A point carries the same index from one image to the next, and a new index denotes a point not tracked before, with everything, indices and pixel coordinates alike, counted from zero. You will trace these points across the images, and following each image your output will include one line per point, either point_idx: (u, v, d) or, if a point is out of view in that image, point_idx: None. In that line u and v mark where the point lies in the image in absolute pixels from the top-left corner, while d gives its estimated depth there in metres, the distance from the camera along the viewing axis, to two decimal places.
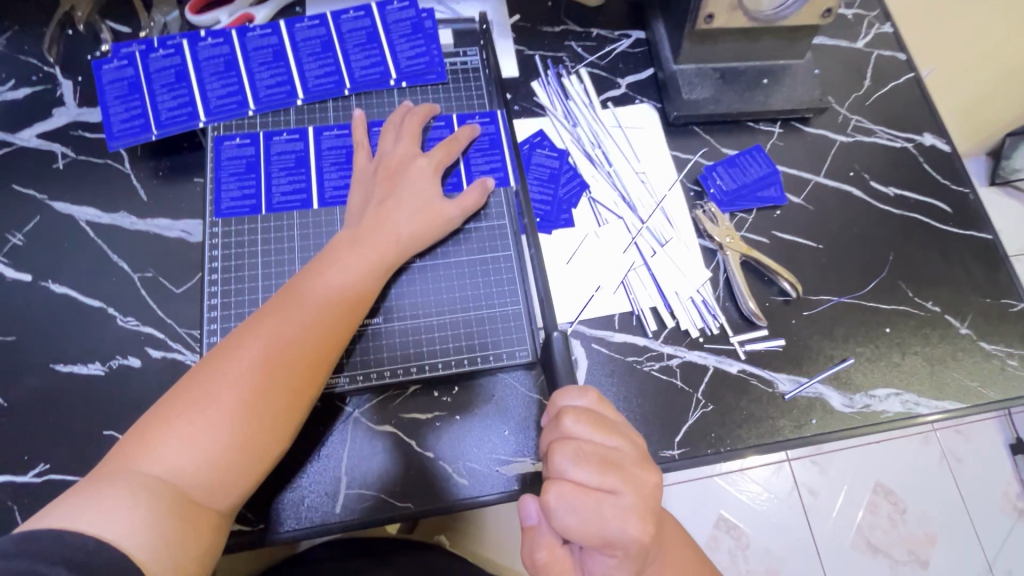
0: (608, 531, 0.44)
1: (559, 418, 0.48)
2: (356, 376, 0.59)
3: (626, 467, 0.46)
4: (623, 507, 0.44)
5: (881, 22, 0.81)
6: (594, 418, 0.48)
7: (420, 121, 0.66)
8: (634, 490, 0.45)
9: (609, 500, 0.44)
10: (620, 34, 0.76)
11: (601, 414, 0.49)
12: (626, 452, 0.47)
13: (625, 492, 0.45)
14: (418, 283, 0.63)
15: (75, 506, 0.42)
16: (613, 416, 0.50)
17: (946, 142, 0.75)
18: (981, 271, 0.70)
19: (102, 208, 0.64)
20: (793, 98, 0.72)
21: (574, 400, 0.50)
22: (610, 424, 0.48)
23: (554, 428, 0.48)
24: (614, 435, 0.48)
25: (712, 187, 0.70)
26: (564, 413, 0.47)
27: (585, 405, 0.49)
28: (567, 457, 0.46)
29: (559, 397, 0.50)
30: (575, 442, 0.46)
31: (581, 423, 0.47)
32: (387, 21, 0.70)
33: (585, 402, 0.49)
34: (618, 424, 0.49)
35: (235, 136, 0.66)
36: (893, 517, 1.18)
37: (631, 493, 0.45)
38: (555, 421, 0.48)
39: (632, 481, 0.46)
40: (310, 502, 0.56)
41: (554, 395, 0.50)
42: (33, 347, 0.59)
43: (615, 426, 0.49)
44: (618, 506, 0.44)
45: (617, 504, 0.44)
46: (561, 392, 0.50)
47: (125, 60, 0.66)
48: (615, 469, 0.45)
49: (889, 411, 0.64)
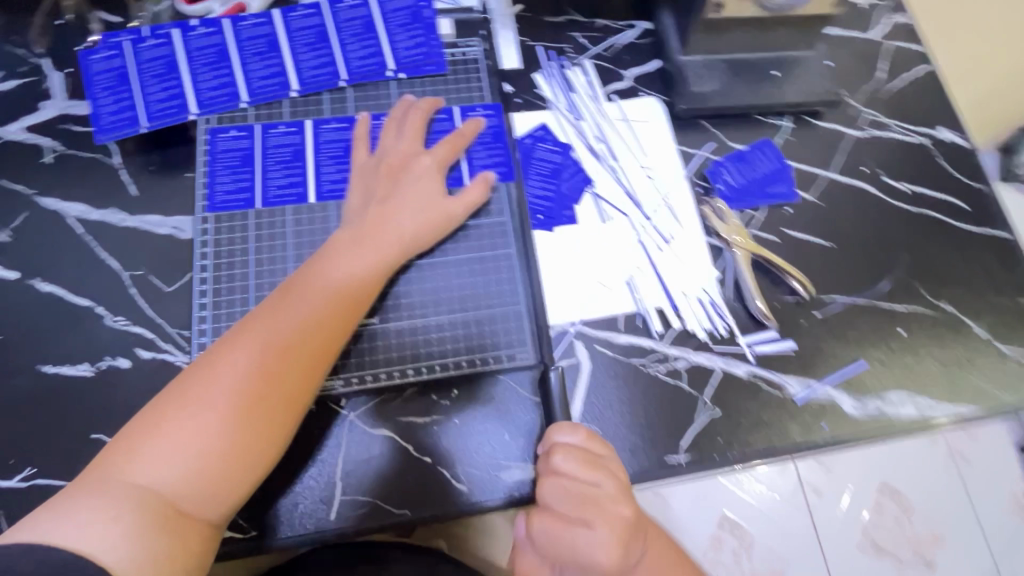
0: (580, 559, 0.49)
1: (548, 454, 0.52)
2: (351, 378, 0.57)
3: (603, 502, 0.50)
4: (596, 539, 0.49)
5: (895, 12, 0.78)
6: (582, 455, 0.51)
7: (424, 116, 0.64)
8: (607, 525, 0.49)
9: (583, 532, 0.49)
10: (625, 25, 0.74)
11: (591, 449, 0.52)
12: (608, 488, 0.50)
13: (598, 526, 0.49)
14: (418, 282, 0.61)
15: (57, 518, 0.40)
16: (604, 449, 0.52)
17: (963, 136, 0.73)
18: (999, 270, 0.68)
19: (91, 204, 0.62)
20: (804, 91, 0.70)
21: (567, 435, 0.52)
22: (598, 460, 0.51)
23: (544, 461, 0.52)
24: (599, 473, 0.51)
25: (720, 183, 0.68)
26: (553, 450, 0.51)
27: (577, 441, 0.52)
28: (550, 491, 0.51)
29: (554, 429, 0.53)
30: (560, 478, 0.51)
31: (568, 461, 0.51)
32: (385, 10, 0.68)
33: (577, 438, 0.52)
34: (607, 459, 0.52)
35: (230, 129, 0.64)
36: (899, 518, 1.16)
37: (605, 527, 0.49)
38: (546, 454, 0.52)
39: (607, 517, 0.50)
40: (304, 508, 0.54)
41: (549, 427, 0.53)
42: (20, 348, 0.57)
43: (602, 462, 0.51)
44: (591, 538, 0.49)
45: (590, 536, 0.49)
46: (555, 425, 0.53)
47: (114, 50, 0.64)
48: (591, 505, 0.50)
49: (904, 415, 0.61)
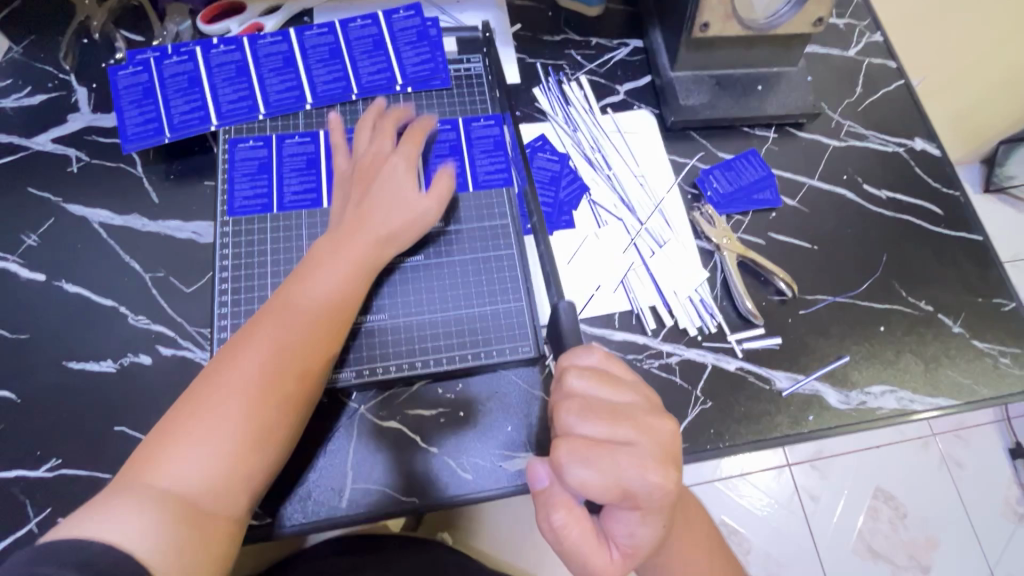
0: (629, 483, 0.42)
1: (562, 377, 0.47)
2: (362, 371, 0.60)
3: (638, 416, 0.45)
4: (641, 456, 0.43)
5: (872, 31, 0.83)
6: (600, 375, 0.47)
7: (394, 123, 0.66)
8: (648, 438, 0.44)
9: (624, 450, 0.43)
10: (618, 43, 0.78)
11: (609, 370, 0.48)
12: (638, 405, 0.46)
13: (640, 441, 0.43)
14: (421, 282, 0.64)
15: (84, 519, 0.43)
16: (621, 371, 0.49)
17: (937, 146, 0.77)
18: (973, 271, 0.72)
19: (115, 211, 0.66)
20: (787, 104, 0.74)
21: (581, 357, 0.49)
22: (618, 378, 0.47)
23: (559, 389, 0.47)
24: (622, 389, 0.46)
25: (709, 190, 0.71)
26: (567, 371, 0.47)
27: (593, 362, 0.48)
28: (573, 413, 0.45)
29: (565, 356, 0.49)
30: (580, 398, 0.46)
31: (585, 379, 0.46)
32: (393, 29, 0.72)
33: (594, 359, 0.48)
34: (628, 379, 0.48)
35: (248, 139, 0.67)
36: (894, 522, 1.19)
37: (647, 442, 0.44)
38: (559, 381, 0.48)
39: (645, 429, 0.44)
40: (317, 497, 0.57)
41: (560, 355, 0.50)
42: (46, 345, 0.60)
43: (624, 382, 0.47)
44: (636, 455, 0.43)
45: (634, 454, 0.43)
46: (569, 351, 0.49)
47: (140, 66, 0.68)
48: (627, 418, 0.44)
49: (885, 407, 0.65)
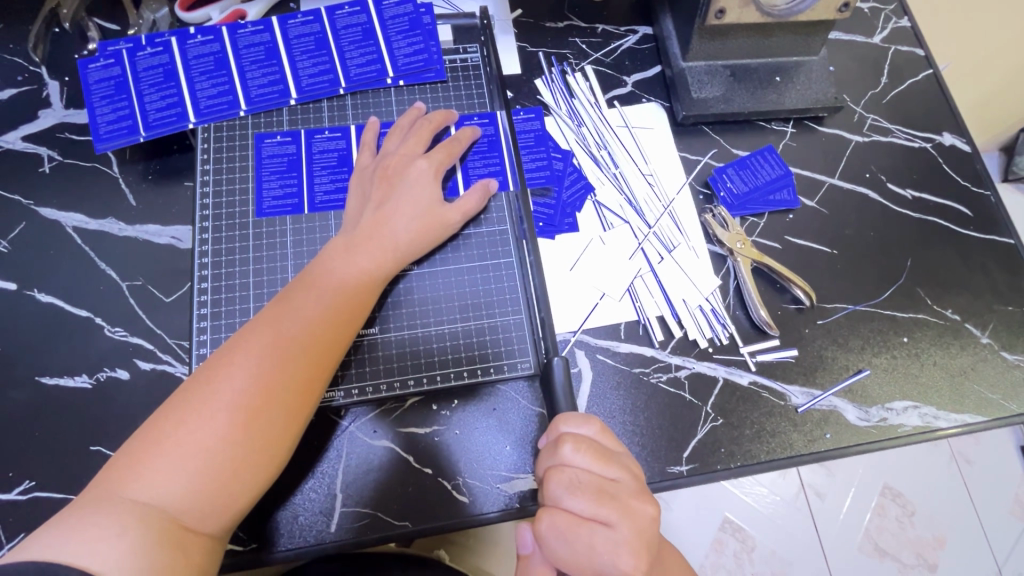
0: (601, 567, 0.42)
1: (557, 444, 0.46)
2: (351, 390, 0.57)
3: (623, 498, 0.44)
4: (616, 542, 0.42)
5: (898, 16, 0.78)
6: (594, 446, 0.45)
7: (433, 127, 0.63)
8: (628, 525, 0.43)
9: (602, 532, 0.43)
10: (627, 30, 0.73)
11: (604, 444, 0.47)
12: (626, 484, 0.45)
13: (620, 526, 0.43)
14: (417, 291, 0.60)
15: (59, 536, 0.40)
16: (616, 445, 0.47)
17: (966, 142, 0.72)
18: (1003, 277, 0.67)
19: (90, 214, 0.62)
20: (807, 97, 0.69)
21: (577, 427, 0.47)
22: (611, 453, 0.46)
23: (551, 454, 0.46)
24: (614, 466, 0.45)
25: (723, 190, 0.67)
26: (563, 439, 0.45)
27: (589, 433, 0.47)
28: (562, 485, 0.44)
29: (561, 420, 0.48)
30: (571, 470, 0.44)
31: (580, 452, 0.45)
32: (384, 17, 0.67)
33: (589, 430, 0.47)
34: (620, 454, 0.47)
35: (276, 134, 0.64)
36: (901, 520, 1.16)
37: (627, 527, 0.43)
38: (553, 445, 0.46)
39: (629, 514, 0.43)
40: (304, 520, 0.53)
41: (556, 418, 0.48)
42: (17, 359, 0.57)
43: (616, 456, 0.46)
44: (611, 540, 0.42)
45: (610, 537, 0.42)
46: (565, 417, 0.48)
47: (112, 58, 0.64)
48: (612, 501, 0.43)
49: (907, 424, 0.61)
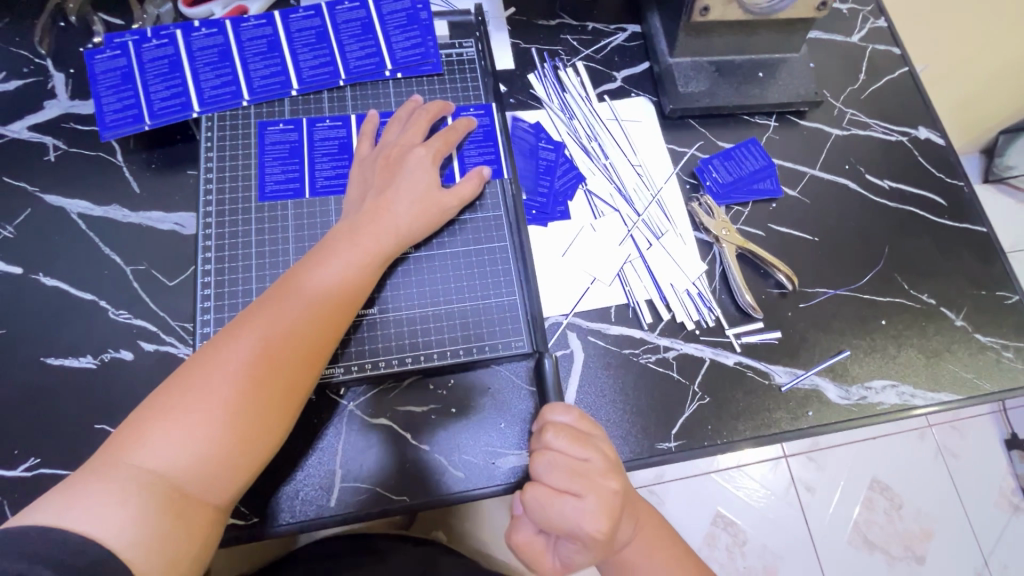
0: (570, 530, 0.47)
1: (541, 430, 0.50)
2: (351, 366, 0.58)
3: (593, 475, 0.48)
4: (584, 511, 0.47)
5: (876, 16, 0.81)
6: (571, 431, 0.49)
7: (430, 117, 0.65)
8: (597, 497, 0.47)
9: (573, 503, 0.47)
10: (616, 28, 0.76)
11: (582, 428, 0.50)
12: (599, 463, 0.49)
13: (588, 497, 0.47)
14: (414, 275, 0.62)
15: (66, 501, 0.41)
16: (595, 430, 0.51)
17: (941, 136, 0.76)
18: (977, 263, 0.70)
19: (94, 201, 0.63)
20: (788, 91, 0.72)
21: (559, 415, 0.51)
22: (588, 437, 0.50)
23: (537, 438, 0.50)
24: (590, 448, 0.49)
25: (708, 180, 0.69)
26: (545, 426, 0.49)
27: (568, 421, 0.51)
28: (540, 463, 0.48)
29: (547, 408, 0.52)
30: (550, 451, 0.49)
31: (558, 436, 0.49)
32: (382, 12, 0.70)
33: (569, 418, 0.51)
34: (598, 438, 0.50)
35: (278, 122, 0.66)
36: (889, 513, 1.18)
37: (594, 498, 0.47)
38: (539, 431, 0.51)
39: (596, 487, 0.48)
40: (305, 495, 0.55)
41: (543, 406, 0.52)
42: (23, 341, 0.58)
43: (593, 439, 0.50)
44: (580, 509, 0.47)
45: (579, 507, 0.47)
46: (549, 406, 0.52)
47: (118, 50, 0.66)
48: (583, 477, 0.48)
49: (885, 403, 0.63)
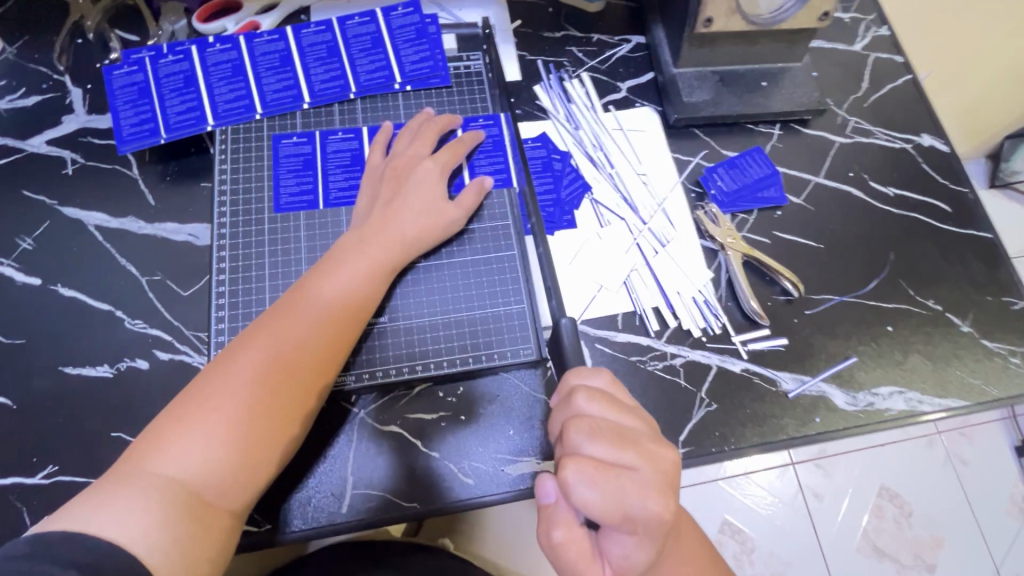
0: (631, 509, 0.43)
1: (572, 397, 0.49)
2: (362, 374, 0.59)
3: (643, 444, 0.47)
4: (643, 482, 0.44)
5: (878, 25, 0.82)
6: (605, 396, 0.49)
7: (440, 130, 0.66)
8: (653, 467, 0.45)
9: (629, 475, 0.44)
10: (620, 39, 0.77)
11: (614, 395, 0.50)
12: (641, 431, 0.48)
13: (643, 467, 0.45)
14: (423, 283, 0.63)
15: (89, 507, 0.42)
16: (625, 398, 0.51)
17: (944, 143, 0.76)
18: (983, 270, 0.71)
19: (111, 213, 0.65)
20: (792, 100, 0.73)
21: (588, 379, 0.51)
22: (623, 404, 0.49)
23: (566, 406, 0.49)
24: (626, 414, 0.48)
25: (713, 188, 0.70)
26: (577, 391, 0.49)
27: (599, 385, 0.51)
28: (583, 432, 0.46)
29: (571, 377, 0.52)
30: (589, 418, 0.47)
31: (593, 401, 0.48)
32: (392, 27, 0.71)
33: (599, 383, 0.51)
34: (630, 406, 0.50)
35: (292, 135, 0.67)
36: (899, 521, 1.17)
37: (649, 469, 0.45)
38: (567, 400, 0.49)
39: (649, 457, 0.46)
40: (317, 502, 0.56)
41: (566, 375, 0.52)
42: (42, 351, 0.59)
43: (628, 407, 0.49)
44: (639, 481, 0.44)
45: (637, 480, 0.44)
46: (576, 372, 0.52)
47: (135, 65, 0.67)
48: (633, 445, 0.46)
49: (893, 409, 0.64)
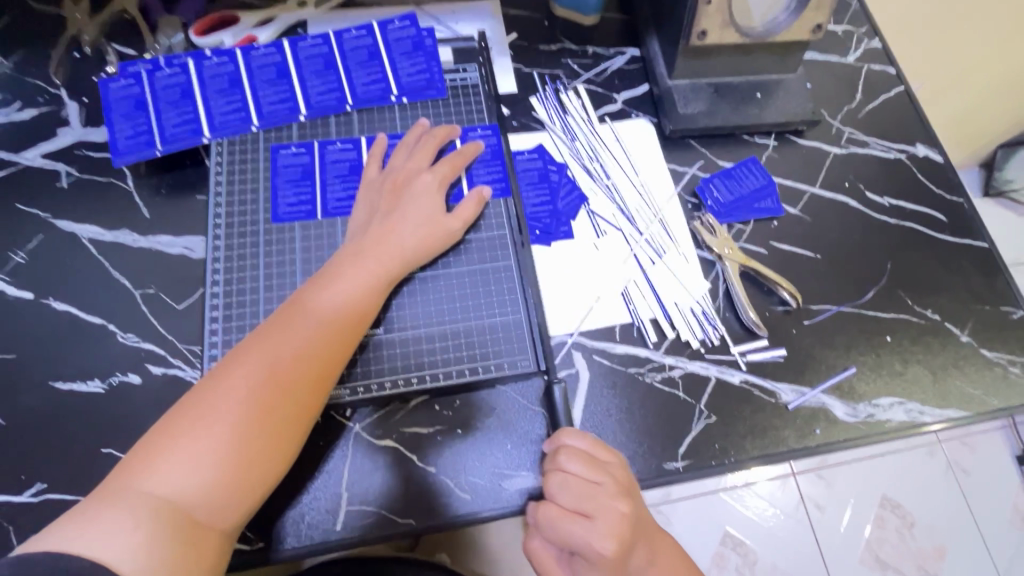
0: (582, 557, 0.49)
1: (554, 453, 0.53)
2: (357, 388, 0.58)
3: (605, 503, 0.50)
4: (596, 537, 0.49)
5: (870, 37, 0.83)
6: (583, 456, 0.52)
7: (437, 142, 0.66)
8: (608, 524, 0.49)
9: (584, 528, 0.49)
10: (615, 52, 0.78)
11: (596, 454, 0.52)
12: (610, 490, 0.51)
13: (598, 524, 0.49)
14: (420, 295, 0.63)
15: (76, 528, 0.41)
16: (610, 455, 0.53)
17: (938, 152, 0.76)
18: (981, 279, 0.70)
19: (105, 226, 0.64)
20: (787, 111, 0.73)
21: (575, 440, 0.53)
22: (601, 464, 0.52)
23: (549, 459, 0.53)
24: (601, 474, 0.51)
25: (709, 199, 0.70)
26: (559, 449, 0.52)
27: (583, 445, 0.53)
28: (553, 484, 0.51)
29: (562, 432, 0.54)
30: (562, 474, 0.51)
31: (568, 459, 0.51)
32: (388, 40, 0.72)
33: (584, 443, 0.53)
34: (611, 465, 0.52)
35: (290, 146, 0.67)
36: (901, 531, 1.15)
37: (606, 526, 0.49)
38: (551, 454, 0.53)
39: (609, 515, 0.50)
40: (310, 519, 0.55)
41: (558, 430, 0.55)
42: (32, 366, 0.59)
43: (606, 466, 0.52)
44: (591, 535, 0.49)
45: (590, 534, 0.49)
46: (565, 430, 0.54)
47: (132, 78, 0.67)
48: (592, 499, 0.50)
49: (894, 419, 0.63)
